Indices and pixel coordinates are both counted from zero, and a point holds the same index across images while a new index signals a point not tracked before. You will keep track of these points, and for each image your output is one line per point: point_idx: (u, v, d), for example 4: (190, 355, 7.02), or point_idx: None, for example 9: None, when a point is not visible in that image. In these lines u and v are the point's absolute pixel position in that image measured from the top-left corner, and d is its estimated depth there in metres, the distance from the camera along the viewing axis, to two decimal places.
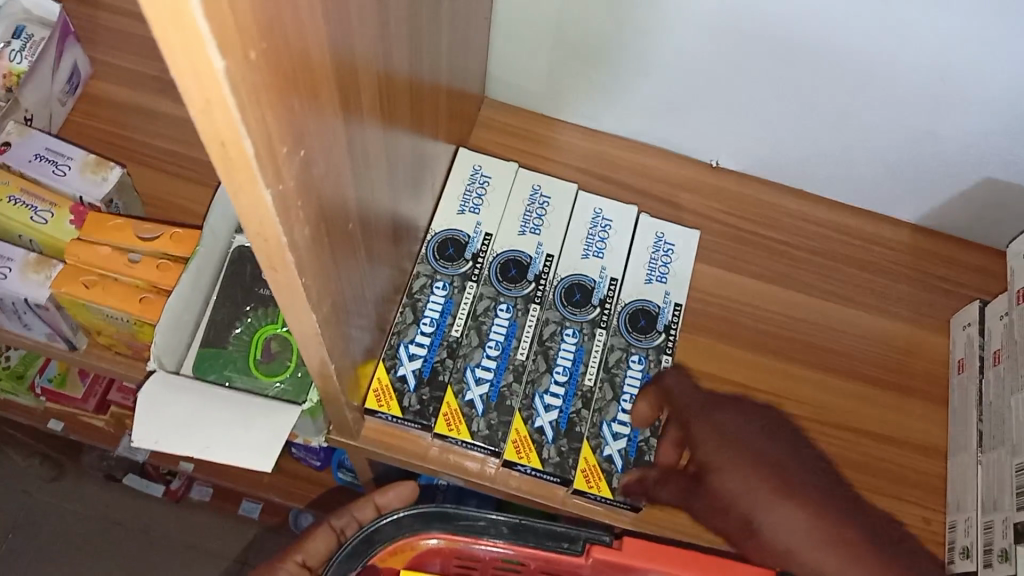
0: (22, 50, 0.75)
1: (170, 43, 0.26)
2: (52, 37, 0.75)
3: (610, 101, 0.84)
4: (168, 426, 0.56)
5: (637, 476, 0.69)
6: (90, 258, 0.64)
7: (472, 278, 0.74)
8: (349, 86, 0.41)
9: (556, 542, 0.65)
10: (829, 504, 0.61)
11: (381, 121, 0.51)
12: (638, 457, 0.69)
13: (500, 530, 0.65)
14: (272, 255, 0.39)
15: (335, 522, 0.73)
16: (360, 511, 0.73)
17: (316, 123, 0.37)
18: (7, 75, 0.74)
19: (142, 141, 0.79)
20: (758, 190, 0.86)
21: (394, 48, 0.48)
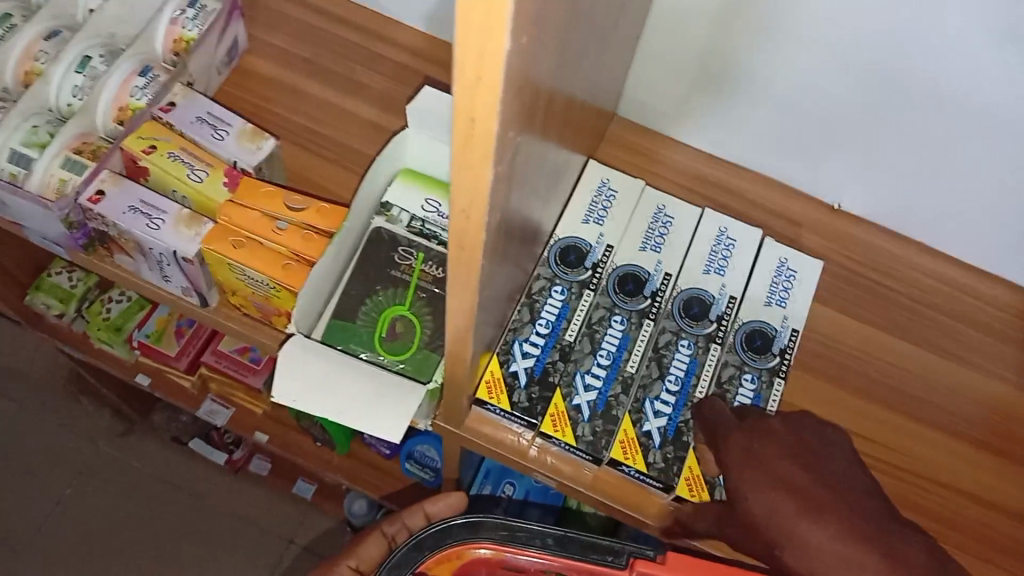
0: (195, 19, 0.76)
1: (466, 23, 0.28)
2: (223, 11, 0.78)
3: (739, 132, 0.85)
4: (306, 387, 0.59)
5: None
6: (240, 220, 0.68)
7: (590, 286, 0.75)
8: (552, 84, 0.43)
9: (600, 555, 0.63)
10: (864, 519, 0.55)
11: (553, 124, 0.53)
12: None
13: (545, 541, 0.64)
14: (465, 233, 0.41)
15: (386, 529, 0.77)
16: (410, 519, 0.77)
17: (530, 111, 0.39)
18: (176, 40, 0.76)
19: (287, 117, 0.83)
20: (875, 237, 0.86)
21: (582, 57, 0.50)
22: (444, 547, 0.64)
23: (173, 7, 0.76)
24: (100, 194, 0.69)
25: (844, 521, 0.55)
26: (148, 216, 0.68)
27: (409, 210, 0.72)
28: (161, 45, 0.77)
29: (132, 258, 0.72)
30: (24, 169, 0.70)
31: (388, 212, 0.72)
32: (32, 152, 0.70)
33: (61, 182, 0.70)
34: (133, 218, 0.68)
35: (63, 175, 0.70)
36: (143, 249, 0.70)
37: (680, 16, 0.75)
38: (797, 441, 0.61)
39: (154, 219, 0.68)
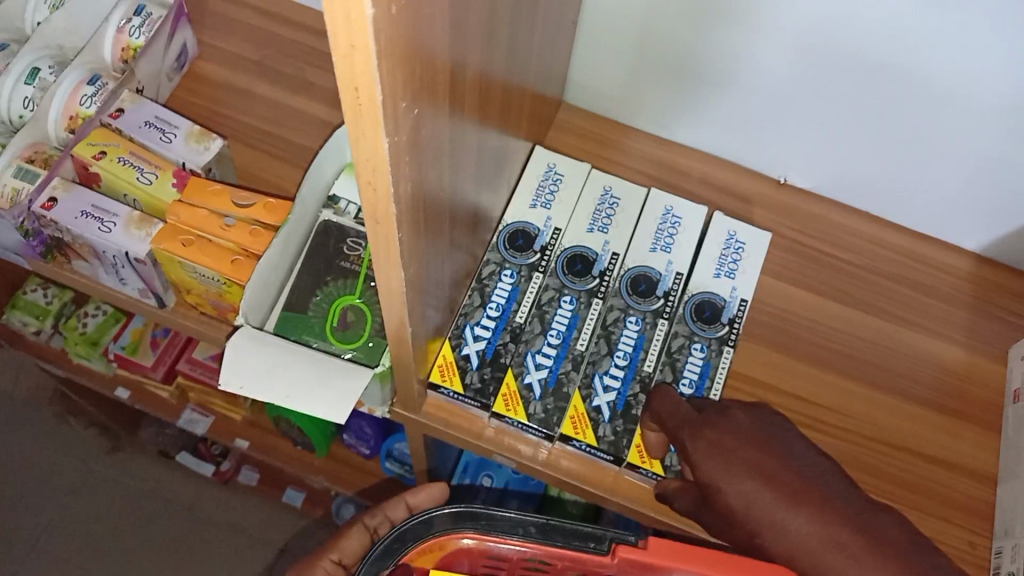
0: (140, 27, 0.78)
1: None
2: (169, 18, 0.79)
3: (684, 113, 0.87)
4: (254, 374, 0.60)
5: None
6: (189, 219, 0.69)
7: (539, 269, 0.77)
8: (457, 66, 0.45)
9: (583, 542, 0.60)
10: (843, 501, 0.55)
11: (477, 109, 0.55)
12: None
13: (528, 529, 0.60)
14: (377, 208, 0.43)
15: (368, 521, 0.72)
16: (394, 512, 0.72)
17: (429, 85, 0.41)
18: (124, 48, 0.79)
19: (239, 118, 0.85)
20: (823, 209, 0.88)
21: (498, 42, 0.52)
22: (429, 539, 0.60)
23: (120, 17, 0.79)
24: (52, 200, 0.71)
25: (823, 508, 0.54)
26: (99, 220, 0.70)
27: (356, 202, 0.74)
28: (110, 55, 0.80)
29: (88, 262, 0.74)
30: None
31: (335, 205, 0.74)
32: None
33: (14, 191, 0.72)
34: (85, 222, 0.69)
35: (17, 184, 0.72)
36: (96, 252, 0.71)
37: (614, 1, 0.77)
38: (762, 432, 0.61)
39: (105, 222, 0.70)
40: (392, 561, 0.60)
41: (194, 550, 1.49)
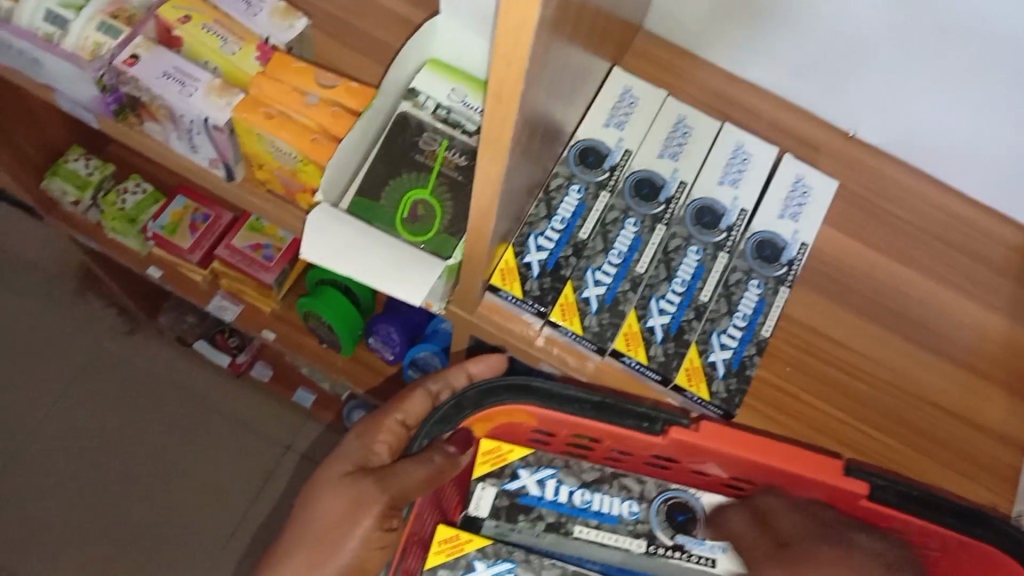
0: None
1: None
2: None
3: (764, 53, 0.86)
4: (335, 248, 0.63)
5: (736, 386, 0.72)
6: (272, 92, 0.70)
7: (607, 188, 0.77)
8: None
9: (637, 421, 0.69)
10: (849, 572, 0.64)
11: (581, 16, 0.55)
12: (740, 369, 0.73)
13: (582, 406, 0.70)
14: (505, 85, 0.43)
15: (432, 387, 0.78)
16: (454, 379, 0.79)
17: None
18: None
19: (317, 4, 0.81)
20: (887, 166, 0.88)
21: None
22: (485, 407, 0.71)
23: None
24: (134, 58, 0.71)
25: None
26: (181, 83, 0.70)
27: (435, 97, 0.73)
28: None
29: (162, 126, 0.74)
30: (59, 29, 0.71)
31: (415, 98, 0.73)
32: (67, 13, 0.72)
33: (95, 45, 0.71)
34: (166, 83, 0.69)
35: (98, 37, 0.71)
36: (173, 116, 0.71)
37: None
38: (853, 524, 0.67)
39: (186, 87, 0.70)
40: (451, 425, 0.72)
41: (208, 437, 1.53)
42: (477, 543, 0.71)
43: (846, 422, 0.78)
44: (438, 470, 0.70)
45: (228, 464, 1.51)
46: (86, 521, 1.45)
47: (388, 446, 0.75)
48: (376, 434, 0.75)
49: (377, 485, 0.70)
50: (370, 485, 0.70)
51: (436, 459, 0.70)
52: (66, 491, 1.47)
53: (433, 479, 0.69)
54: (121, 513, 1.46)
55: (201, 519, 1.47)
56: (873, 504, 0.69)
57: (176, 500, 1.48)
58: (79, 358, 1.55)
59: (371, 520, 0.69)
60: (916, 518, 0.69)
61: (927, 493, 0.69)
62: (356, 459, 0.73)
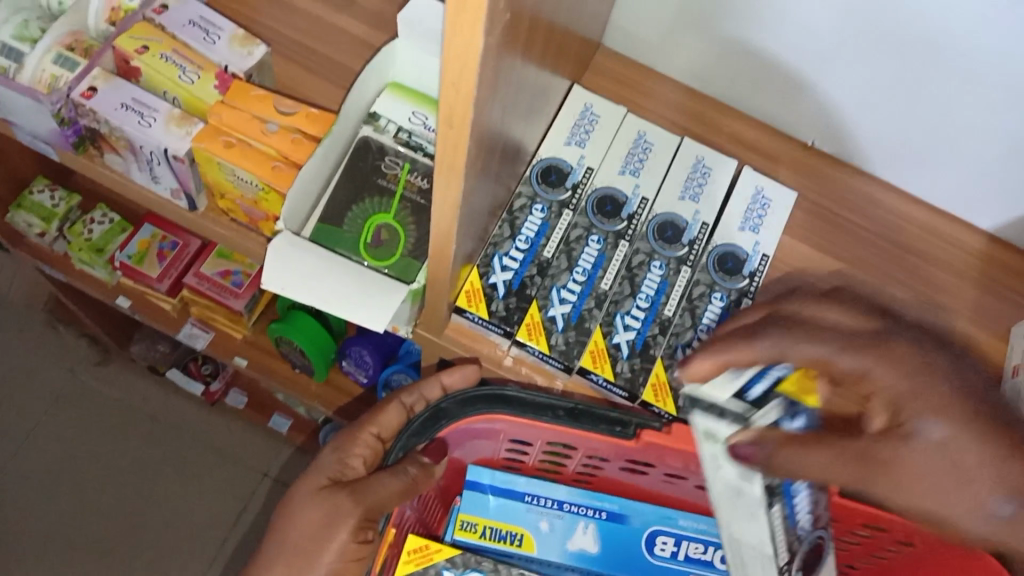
0: None
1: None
2: None
3: (720, 68, 0.87)
4: (297, 276, 0.63)
5: None
6: (231, 121, 0.69)
7: (569, 206, 0.77)
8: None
9: (610, 426, 0.71)
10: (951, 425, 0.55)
11: (535, 45, 0.57)
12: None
13: (557, 412, 0.72)
14: (454, 111, 0.44)
15: (405, 399, 0.79)
16: (427, 390, 0.78)
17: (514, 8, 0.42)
18: (115, 8, 0.76)
19: (279, 32, 0.82)
20: (847, 176, 0.89)
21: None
22: (461, 419, 0.73)
23: None
24: (92, 90, 0.70)
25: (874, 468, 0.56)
26: (140, 114, 0.70)
27: (396, 121, 0.74)
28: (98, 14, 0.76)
29: (121, 157, 0.73)
30: (15, 63, 0.71)
31: (376, 122, 0.74)
32: (23, 46, 0.71)
33: (52, 78, 0.71)
34: (125, 114, 0.69)
35: (54, 70, 0.71)
36: (132, 147, 0.71)
37: None
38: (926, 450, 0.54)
39: (145, 117, 0.70)
40: (427, 435, 0.74)
41: (183, 467, 1.51)
42: (446, 552, 0.76)
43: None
44: (412, 482, 0.72)
45: (204, 494, 1.50)
46: (61, 558, 1.43)
47: (363, 460, 0.76)
48: (351, 447, 0.76)
49: (351, 496, 0.71)
50: (346, 497, 0.71)
51: (411, 471, 0.72)
52: (39, 528, 1.44)
53: (407, 489, 0.72)
54: (97, 547, 1.44)
55: (179, 550, 1.45)
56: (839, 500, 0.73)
57: (152, 533, 1.46)
58: (48, 390, 1.53)
59: (347, 533, 0.70)
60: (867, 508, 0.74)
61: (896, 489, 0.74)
62: (332, 473, 0.74)
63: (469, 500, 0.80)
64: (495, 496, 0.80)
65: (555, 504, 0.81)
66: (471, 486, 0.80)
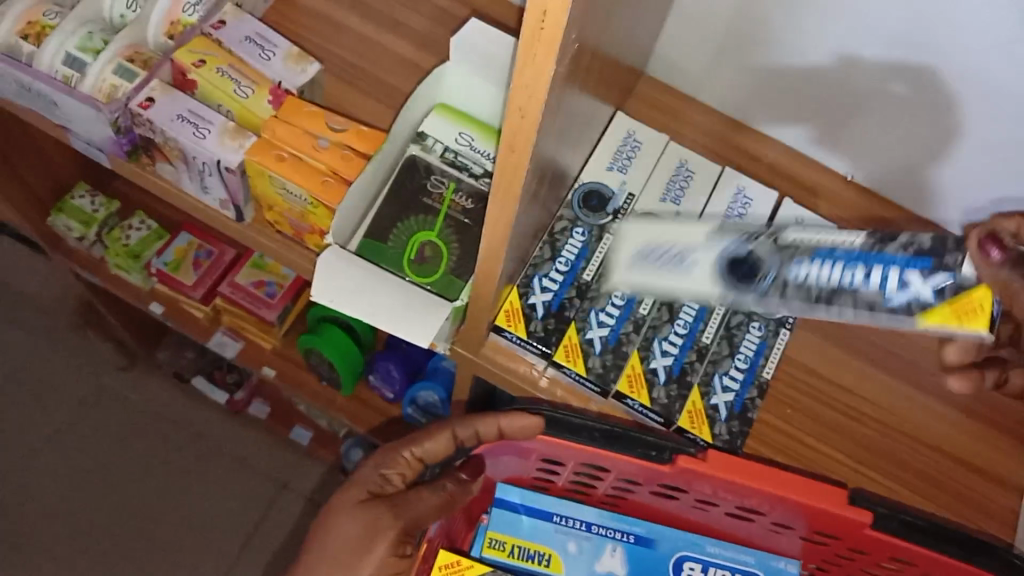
0: (197, 5, 0.77)
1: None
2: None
3: (762, 100, 0.88)
4: (344, 290, 0.63)
5: (738, 429, 0.73)
6: (283, 136, 0.71)
7: (609, 231, 0.78)
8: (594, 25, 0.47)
9: (646, 450, 0.70)
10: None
11: (589, 72, 0.58)
12: (742, 412, 0.74)
13: (592, 434, 0.71)
14: (517, 136, 0.45)
15: (458, 431, 0.76)
16: (483, 428, 0.74)
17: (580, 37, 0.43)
18: (174, 22, 0.77)
19: (331, 50, 0.83)
20: (886, 210, 0.89)
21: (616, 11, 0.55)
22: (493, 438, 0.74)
23: None
24: (149, 101, 0.72)
25: None
26: (195, 125, 0.71)
27: (443, 141, 0.75)
28: (158, 29, 0.77)
29: (174, 167, 0.75)
30: (77, 72, 0.74)
31: (423, 142, 0.75)
32: (85, 56, 0.74)
33: (112, 87, 0.73)
34: (180, 124, 0.71)
35: (115, 80, 0.73)
36: (185, 157, 0.72)
37: None
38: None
39: (199, 128, 0.71)
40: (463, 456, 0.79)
41: (205, 475, 1.52)
42: (477, 569, 0.77)
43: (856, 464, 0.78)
44: (449, 498, 0.76)
45: (225, 504, 1.50)
46: (81, 560, 1.44)
47: (402, 478, 0.77)
48: (392, 463, 0.77)
49: (390, 512, 0.73)
50: (386, 512, 0.73)
51: (449, 487, 0.76)
52: (61, 529, 1.45)
53: (445, 505, 0.76)
54: (117, 550, 1.45)
55: (197, 559, 1.46)
56: (874, 532, 0.71)
57: (172, 541, 1.47)
58: (76, 392, 1.55)
59: (386, 547, 0.72)
60: (907, 543, 0.70)
61: (934, 525, 0.71)
62: (372, 487, 0.76)
63: (496, 517, 0.80)
64: (520, 514, 0.80)
65: (583, 526, 0.80)
66: (500, 504, 0.80)
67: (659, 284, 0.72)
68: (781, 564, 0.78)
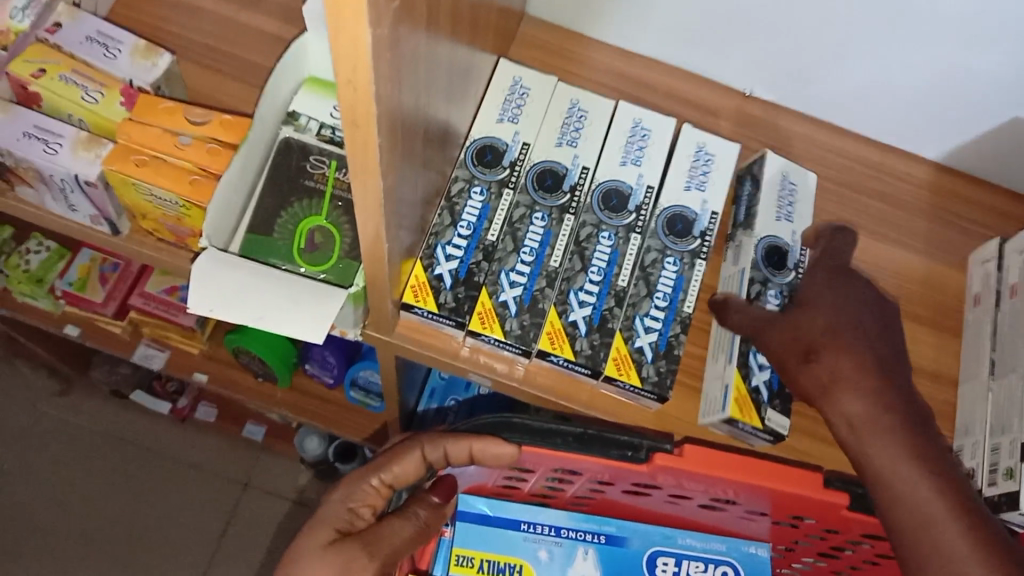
0: (25, 7, 0.68)
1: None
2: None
3: (651, 27, 0.85)
4: (225, 295, 0.60)
5: (666, 367, 0.71)
6: (141, 138, 0.66)
7: (509, 185, 0.75)
8: None
9: (621, 451, 0.67)
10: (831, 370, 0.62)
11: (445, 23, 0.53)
12: (667, 350, 0.71)
13: (566, 438, 0.67)
14: (356, 109, 0.41)
15: (427, 451, 0.69)
16: (452, 447, 0.68)
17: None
18: (3, 31, 0.68)
19: (187, 37, 0.77)
20: (790, 121, 0.87)
21: None
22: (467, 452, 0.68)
23: None
24: None
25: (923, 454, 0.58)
26: (43, 141, 0.66)
27: (318, 118, 0.71)
28: None
29: (33, 188, 0.69)
30: None
31: (296, 121, 0.71)
32: None
33: None
34: (28, 143, 0.65)
35: None
36: (42, 177, 0.67)
37: None
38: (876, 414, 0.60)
39: (50, 144, 0.66)
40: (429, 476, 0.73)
41: (159, 490, 1.47)
42: None
43: (803, 437, 0.76)
44: (424, 525, 0.69)
45: (182, 514, 1.46)
46: None
47: (371, 510, 0.70)
48: (358, 495, 0.69)
49: (364, 550, 0.65)
50: (360, 552, 0.64)
51: (422, 514, 0.69)
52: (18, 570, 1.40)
53: (420, 533, 0.68)
54: None
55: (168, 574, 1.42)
56: (853, 514, 0.69)
57: (134, 561, 1.42)
58: (10, 428, 1.48)
59: None
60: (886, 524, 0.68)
61: None
62: (340, 525, 0.67)
63: (462, 531, 0.75)
64: (489, 526, 0.76)
65: (552, 531, 0.77)
66: (463, 516, 0.76)
67: (673, 166, 0.78)
68: (752, 549, 0.78)
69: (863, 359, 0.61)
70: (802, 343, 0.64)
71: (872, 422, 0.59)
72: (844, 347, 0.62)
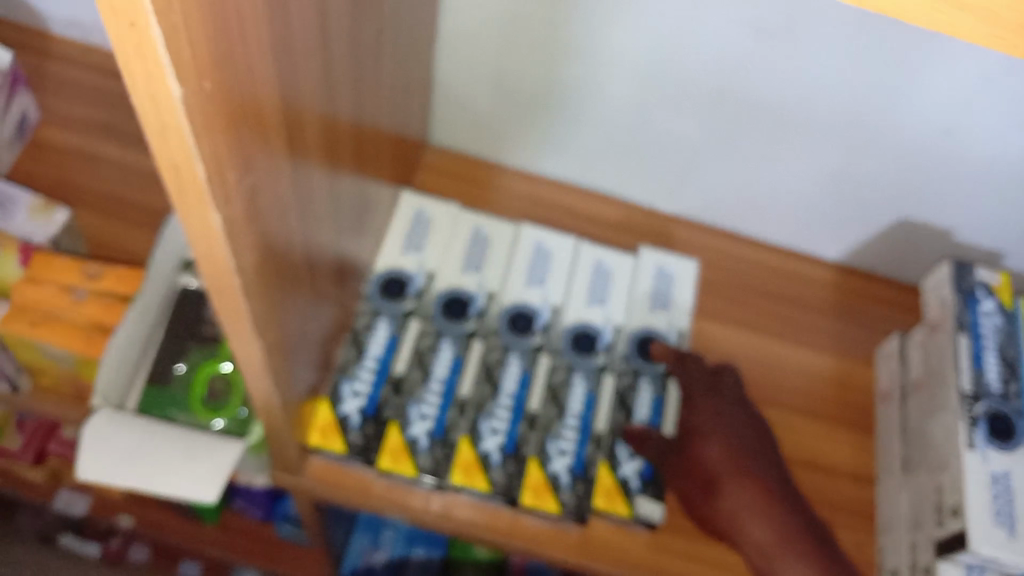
0: None
1: (123, 43, 0.26)
2: None
3: (550, 152, 0.88)
4: (119, 455, 0.59)
5: (583, 490, 0.71)
6: (36, 297, 0.66)
7: (415, 316, 0.76)
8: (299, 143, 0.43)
9: None
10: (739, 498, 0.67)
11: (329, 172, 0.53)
12: (584, 471, 0.71)
13: None
14: (218, 280, 0.40)
15: None
16: None
17: (269, 159, 0.39)
18: None
19: (92, 190, 0.80)
20: (692, 232, 0.91)
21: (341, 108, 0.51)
22: None
23: None
24: None
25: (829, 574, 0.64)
26: None
27: None
28: None
29: None
30: None
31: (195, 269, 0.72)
32: None
33: None
34: None
35: None
36: None
37: (466, 42, 0.77)
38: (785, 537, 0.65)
39: None
40: None
41: None
42: None
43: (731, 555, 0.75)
44: None
45: None
46: None
47: None
48: None
49: None
50: None
51: None
52: None
53: None
54: None
55: None
56: None
57: None
58: None
59: None
60: None
61: None
62: None
63: None
64: None
65: None
66: None
67: (573, 283, 0.79)
68: None
69: (767, 488, 0.67)
70: (706, 474, 0.69)
71: (779, 552, 0.65)
72: (746, 475, 0.67)
